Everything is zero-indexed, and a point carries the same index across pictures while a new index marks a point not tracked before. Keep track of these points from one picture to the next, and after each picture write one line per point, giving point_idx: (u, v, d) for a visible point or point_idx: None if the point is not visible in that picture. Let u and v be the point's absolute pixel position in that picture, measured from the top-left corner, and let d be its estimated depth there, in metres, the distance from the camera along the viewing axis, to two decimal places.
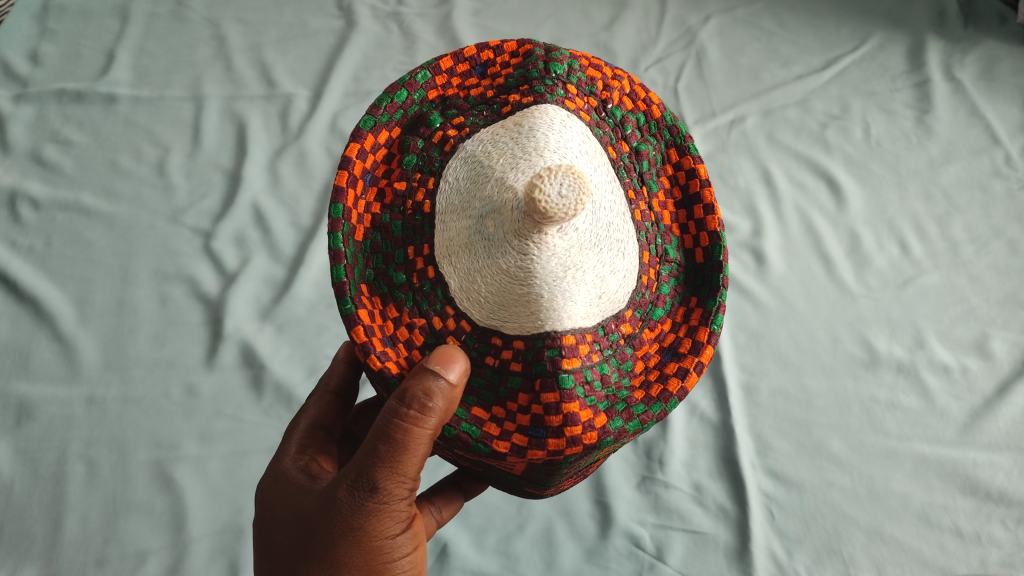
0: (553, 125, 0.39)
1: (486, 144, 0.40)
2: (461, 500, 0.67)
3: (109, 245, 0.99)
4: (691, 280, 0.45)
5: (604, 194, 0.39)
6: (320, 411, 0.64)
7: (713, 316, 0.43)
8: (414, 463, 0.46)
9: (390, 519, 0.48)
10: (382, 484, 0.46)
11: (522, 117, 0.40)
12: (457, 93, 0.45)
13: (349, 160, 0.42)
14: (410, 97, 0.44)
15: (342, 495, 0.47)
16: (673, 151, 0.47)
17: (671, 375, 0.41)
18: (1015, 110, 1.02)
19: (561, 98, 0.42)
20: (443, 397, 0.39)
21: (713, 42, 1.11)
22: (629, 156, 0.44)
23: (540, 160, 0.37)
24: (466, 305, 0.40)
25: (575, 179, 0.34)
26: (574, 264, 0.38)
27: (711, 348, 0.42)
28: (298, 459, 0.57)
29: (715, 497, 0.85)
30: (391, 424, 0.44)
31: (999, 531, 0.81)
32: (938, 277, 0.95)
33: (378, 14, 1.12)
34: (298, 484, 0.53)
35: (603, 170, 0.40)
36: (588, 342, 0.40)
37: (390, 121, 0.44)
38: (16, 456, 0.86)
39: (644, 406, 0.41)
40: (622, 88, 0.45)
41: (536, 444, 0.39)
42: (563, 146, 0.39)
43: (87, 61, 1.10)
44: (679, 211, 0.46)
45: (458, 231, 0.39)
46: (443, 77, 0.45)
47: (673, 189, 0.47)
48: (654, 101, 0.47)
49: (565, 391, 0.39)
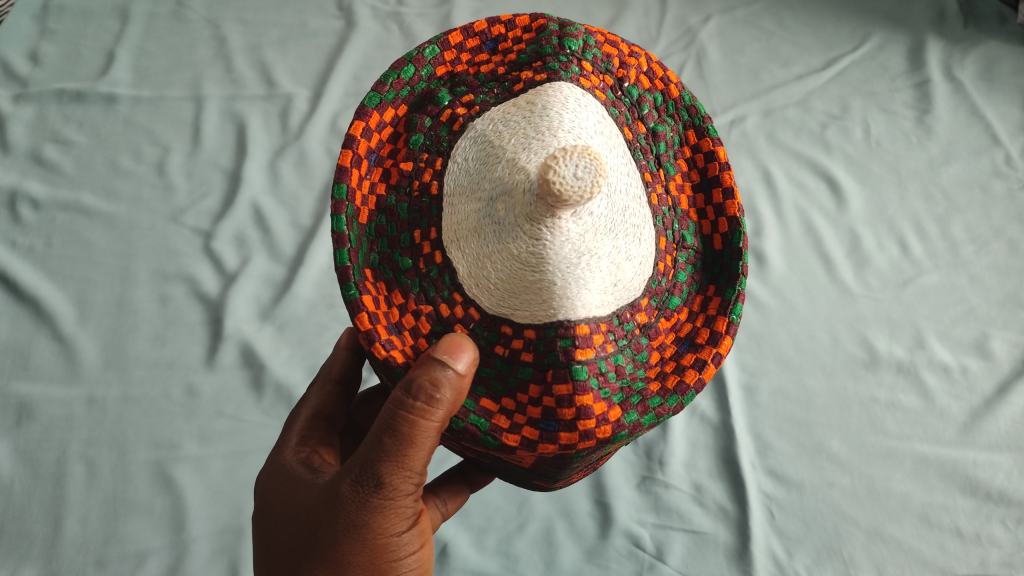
0: (566, 104, 0.39)
1: (497, 124, 0.40)
2: (466, 493, 0.67)
3: (109, 245, 0.99)
4: (708, 269, 0.45)
5: (619, 177, 0.39)
6: (322, 400, 0.64)
7: (732, 305, 0.43)
8: (420, 457, 0.46)
9: (395, 516, 0.48)
10: (387, 479, 0.46)
11: (534, 96, 0.40)
12: (467, 70, 0.44)
13: (353, 140, 0.42)
14: (418, 73, 0.44)
15: (346, 491, 0.47)
16: (690, 133, 0.47)
17: (687, 366, 0.42)
18: (1016, 111, 1.02)
19: (576, 76, 0.42)
20: (451, 388, 0.39)
21: (714, 42, 1.11)
22: (645, 137, 0.44)
23: (553, 140, 0.38)
24: (475, 292, 0.40)
25: (591, 161, 0.34)
26: (588, 250, 0.38)
27: (729, 339, 0.42)
28: (300, 451, 0.57)
29: (715, 497, 0.85)
30: (397, 417, 0.43)
31: (999, 531, 0.81)
32: (938, 277, 0.95)
33: (379, 14, 1.12)
34: (300, 478, 0.53)
35: (618, 152, 0.40)
36: (602, 331, 0.40)
37: (396, 99, 0.43)
38: (16, 456, 0.86)
39: (660, 398, 0.41)
40: (639, 66, 0.45)
41: (548, 438, 0.39)
42: (577, 126, 0.39)
43: (87, 61, 1.10)
44: (697, 195, 0.46)
45: (467, 215, 0.39)
46: (452, 53, 0.44)
47: (690, 172, 0.47)
48: (672, 80, 0.46)
49: (578, 383, 0.39)
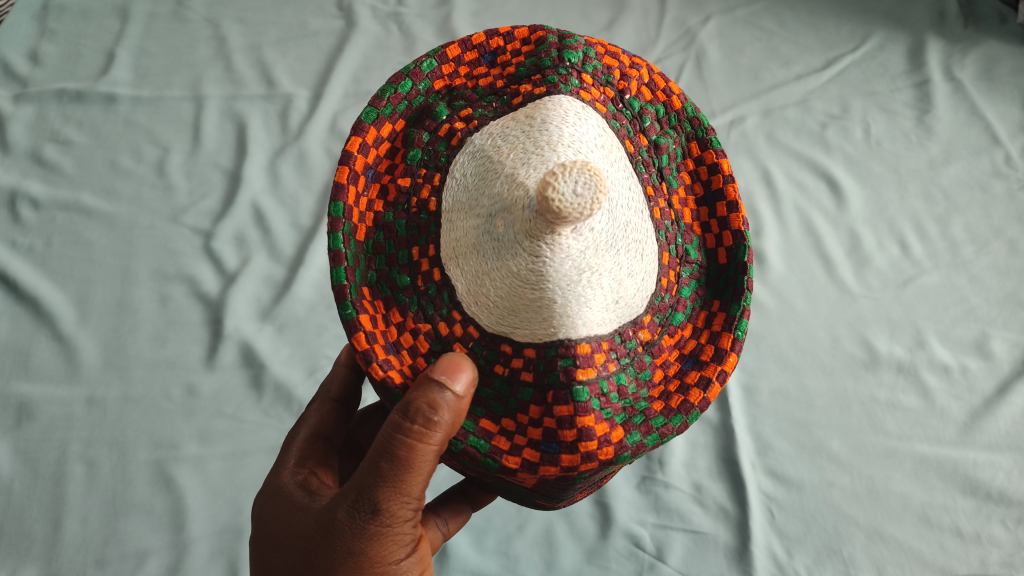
0: (566, 117, 0.39)
1: (495, 138, 0.40)
2: (468, 511, 0.67)
3: (109, 246, 0.99)
4: (712, 283, 0.45)
5: (620, 191, 0.40)
6: (321, 419, 0.64)
7: (737, 321, 0.43)
8: (418, 482, 0.46)
9: (394, 543, 0.48)
10: (384, 505, 0.46)
11: (533, 110, 0.40)
12: (465, 84, 0.45)
13: (349, 156, 0.42)
14: (415, 88, 0.44)
15: (342, 517, 0.47)
16: (694, 144, 0.47)
17: (692, 385, 0.42)
18: (1016, 110, 1.02)
19: (576, 88, 0.42)
20: (449, 409, 0.39)
21: (713, 42, 1.11)
22: (648, 149, 0.44)
23: (553, 155, 0.37)
24: (474, 310, 0.40)
25: (591, 176, 0.34)
26: (589, 266, 0.37)
27: (734, 355, 0.42)
28: (297, 473, 0.57)
29: (715, 497, 0.85)
30: (395, 441, 0.44)
31: (999, 531, 0.81)
32: (938, 277, 0.95)
33: (378, 15, 1.13)
34: (298, 502, 0.54)
35: (619, 165, 0.40)
36: (604, 350, 0.40)
37: (394, 113, 0.44)
38: (16, 456, 0.86)
39: (663, 418, 0.41)
40: (640, 78, 0.45)
41: (549, 460, 0.39)
42: (577, 140, 0.39)
43: (87, 61, 1.10)
44: (701, 209, 0.46)
45: (466, 231, 0.39)
46: (450, 66, 0.45)
47: (693, 185, 0.47)
48: (675, 91, 0.47)
49: (579, 404, 0.39)
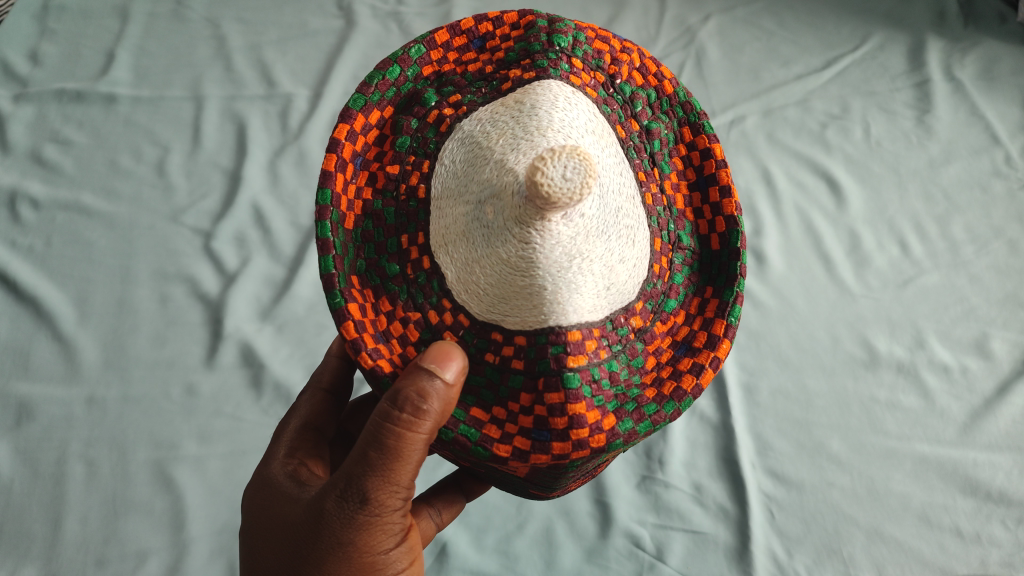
0: (556, 103, 0.39)
1: (484, 124, 0.40)
2: (461, 502, 0.67)
3: (109, 246, 0.99)
4: (705, 269, 0.45)
5: (610, 177, 0.40)
6: (312, 410, 0.64)
7: (730, 307, 0.43)
8: (406, 472, 0.46)
9: (382, 533, 0.48)
10: (373, 495, 0.46)
11: (522, 96, 0.40)
12: (453, 70, 0.45)
13: (337, 143, 0.42)
14: (403, 74, 0.44)
15: (330, 507, 0.47)
16: (685, 130, 0.47)
17: (684, 372, 0.41)
18: (1016, 110, 1.02)
19: (565, 73, 0.42)
20: (439, 398, 0.39)
21: (714, 42, 1.11)
22: (639, 135, 0.44)
23: (542, 140, 0.37)
24: (465, 298, 0.40)
25: (580, 161, 0.34)
26: (579, 253, 0.37)
27: (727, 341, 0.42)
28: (288, 464, 0.58)
29: (715, 497, 0.84)
30: (384, 430, 0.43)
31: (999, 532, 0.81)
32: (938, 277, 0.95)
33: (378, 14, 1.13)
34: (287, 493, 0.54)
35: (609, 151, 0.40)
36: (594, 337, 0.40)
37: (382, 100, 0.44)
38: (16, 456, 0.86)
39: (656, 405, 0.41)
40: (631, 62, 0.45)
41: (540, 448, 0.39)
42: (566, 125, 0.39)
43: (87, 61, 1.10)
44: (693, 194, 0.46)
45: (456, 219, 0.39)
46: (438, 52, 0.44)
47: (686, 170, 0.47)
48: (666, 76, 0.47)
49: (570, 391, 0.39)
